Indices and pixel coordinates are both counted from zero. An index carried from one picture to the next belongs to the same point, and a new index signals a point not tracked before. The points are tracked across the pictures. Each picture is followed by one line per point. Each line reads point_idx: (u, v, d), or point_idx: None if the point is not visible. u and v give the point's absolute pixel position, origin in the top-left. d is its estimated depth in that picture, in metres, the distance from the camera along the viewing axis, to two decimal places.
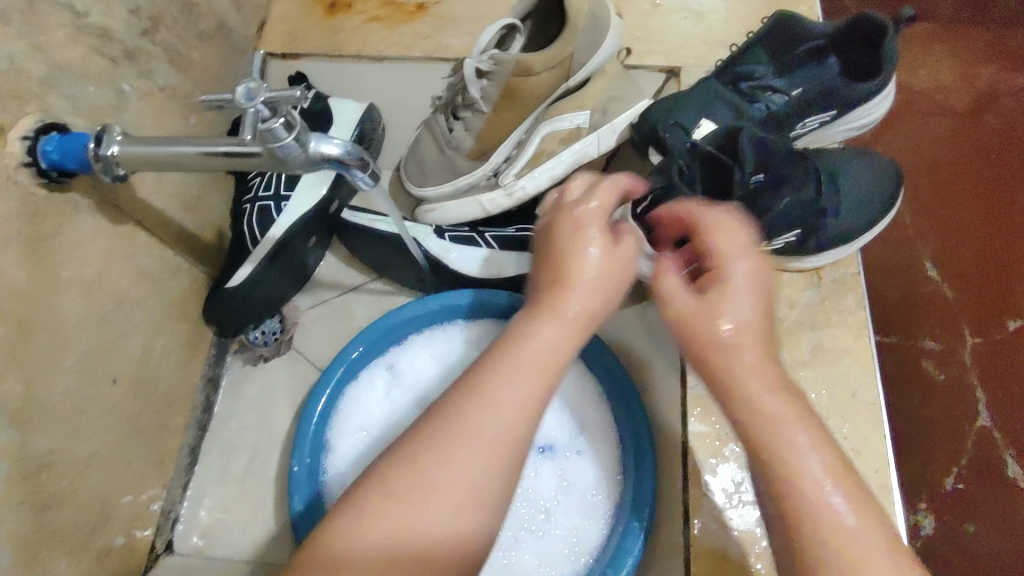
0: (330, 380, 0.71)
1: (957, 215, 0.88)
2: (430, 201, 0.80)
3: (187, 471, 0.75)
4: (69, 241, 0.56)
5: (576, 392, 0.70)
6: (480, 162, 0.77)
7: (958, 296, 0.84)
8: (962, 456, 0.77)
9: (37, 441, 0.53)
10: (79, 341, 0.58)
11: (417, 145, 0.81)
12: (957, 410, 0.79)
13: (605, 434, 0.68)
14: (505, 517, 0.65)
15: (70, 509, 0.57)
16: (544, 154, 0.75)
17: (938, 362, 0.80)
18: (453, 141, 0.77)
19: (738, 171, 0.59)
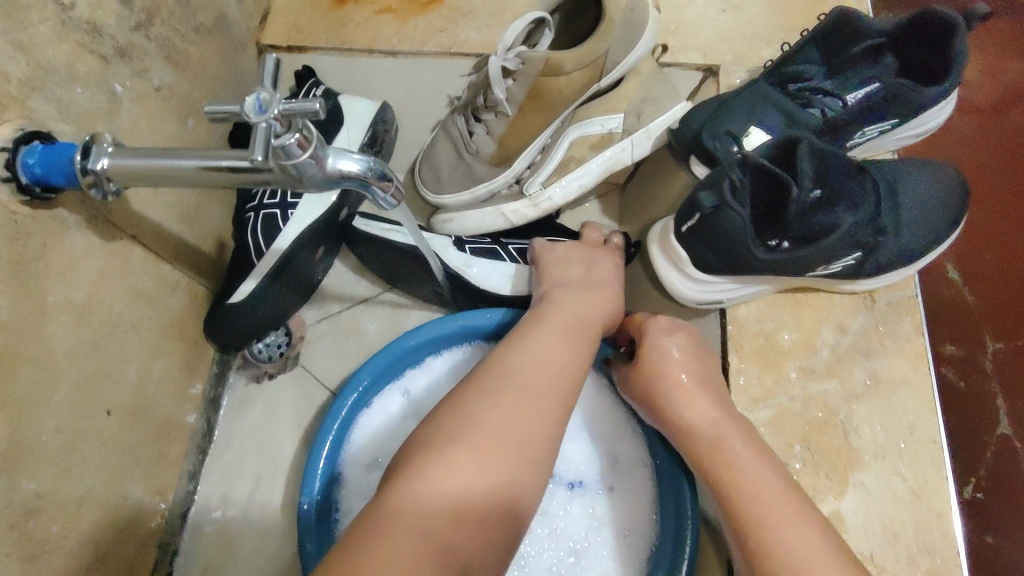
0: (342, 407, 0.65)
1: (979, 219, 0.81)
2: (446, 210, 0.73)
3: (186, 499, 0.70)
4: (57, 263, 0.50)
5: (608, 423, 0.67)
6: (502, 168, 0.71)
7: (980, 300, 0.78)
8: (982, 468, 0.72)
9: (24, 486, 0.48)
10: (69, 372, 0.52)
11: (432, 147, 0.74)
12: (978, 419, 0.73)
13: (639, 469, 0.65)
14: (530, 559, 0.62)
15: (61, 556, 0.52)
16: (571, 162, 0.70)
17: (957, 369, 0.75)
18: (473, 145, 0.70)
19: (795, 187, 0.53)
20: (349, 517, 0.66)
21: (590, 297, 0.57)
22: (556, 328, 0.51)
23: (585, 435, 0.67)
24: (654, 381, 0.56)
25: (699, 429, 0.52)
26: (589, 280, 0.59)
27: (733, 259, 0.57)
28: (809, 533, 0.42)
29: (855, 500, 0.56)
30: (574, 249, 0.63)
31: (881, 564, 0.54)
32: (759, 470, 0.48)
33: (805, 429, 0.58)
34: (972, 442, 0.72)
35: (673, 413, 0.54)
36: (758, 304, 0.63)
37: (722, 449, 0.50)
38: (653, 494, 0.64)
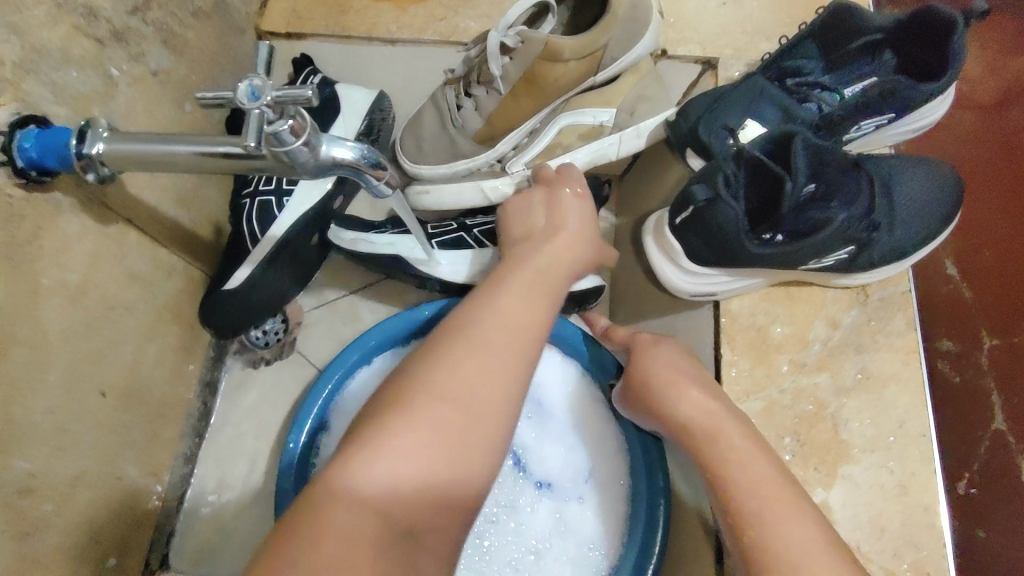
0: (342, 363, 0.67)
1: (979, 215, 0.81)
2: (422, 181, 0.73)
3: (182, 481, 0.71)
4: (51, 245, 0.50)
5: (596, 435, 0.69)
6: (485, 147, 0.71)
7: (977, 296, 0.78)
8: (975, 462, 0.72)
9: (16, 465, 0.49)
10: (62, 354, 0.53)
11: (418, 119, 0.73)
12: (973, 412, 0.74)
13: (614, 486, 0.67)
14: (491, 544, 0.64)
15: (53, 535, 0.53)
16: (559, 148, 0.70)
17: (952, 364, 0.75)
18: (460, 120, 0.70)
19: (789, 181, 0.53)
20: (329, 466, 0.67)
21: (554, 245, 0.54)
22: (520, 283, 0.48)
23: (565, 438, 0.69)
24: (657, 379, 0.57)
25: (697, 424, 0.53)
26: (555, 224, 0.56)
27: (726, 253, 0.56)
28: (806, 527, 0.43)
29: (842, 492, 0.56)
30: (537, 191, 0.60)
31: (866, 554, 0.54)
32: (754, 466, 0.48)
33: (794, 421, 0.58)
34: (964, 436, 0.73)
35: (672, 404, 0.55)
36: (751, 297, 0.63)
37: (721, 443, 0.51)
38: (619, 512, 0.66)
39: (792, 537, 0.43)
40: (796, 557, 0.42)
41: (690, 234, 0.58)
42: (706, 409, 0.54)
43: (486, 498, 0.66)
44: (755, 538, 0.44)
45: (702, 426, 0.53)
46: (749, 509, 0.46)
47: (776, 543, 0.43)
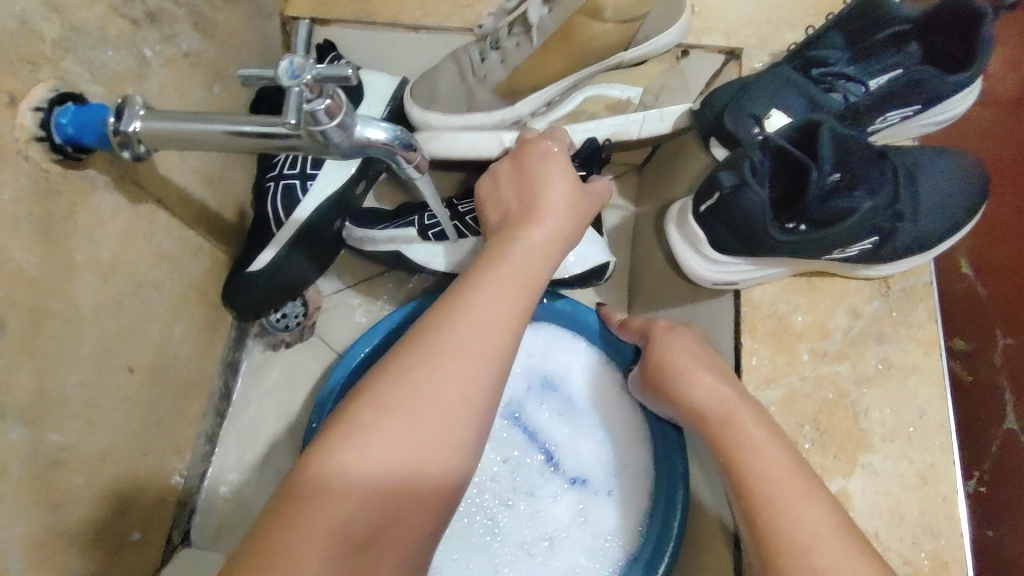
0: (361, 347, 0.70)
1: (997, 210, 0.82)
2: (428, 129, 0.72)
3: (204, 459, 0.72)
4: (85, 221, 0.51)
5: (622, 428, 0.69)
6: (504, 104, 0.72)
7: (991, 295, 0.81)
8: (985, 460, 0.78)
9: (50, 437, 0.50)
10: (94, 329, 0.53)
11: (434, 72, 0.73)
12: (990, 410, 0.79)
13: (639, 480, 0.67)
14: (497, 534, 0.65)
15: (84, 506, 0.54)
16: (582, 114, 0.71)
17: (964, 362, 0.80)
18: (482, 72, 0.71)
19: (816, 171, 0.54)
20: None
21: (528, 231, 0.47)
22: (505, 273, 0.44)
23: (593, 432, 0.69)
24: (671, 365, 0.58)
25: (711, 410, 0.54)
26: (528, 205, 0.49)
27: (751, 241, 0.56)
28: (821, 512, 0.44)
29: (862, 480, 0.56)
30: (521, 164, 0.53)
31: (885, 542, 0.54)
32: (766, 450, 0.49)
33: (815, 409, 0.58)
34: (976, 435, 0.78)
35: (688, 388, 0.56)
36: (773, 286, 0.63)
37: (734, 429, 0.51)
38: (639, 505, 0.66)
39: (803, 518, 0.43)
40: (806, 538, 0.42)
41: (714, 222, 0.58)
42: (720, 391, 0.54)
43: (496, 488, 0.67)
44: (771, 521, 0.44)
45: (717, 413, 0.53)
46: (764, 493, 0.46)
47: (787, 523, 0.43)
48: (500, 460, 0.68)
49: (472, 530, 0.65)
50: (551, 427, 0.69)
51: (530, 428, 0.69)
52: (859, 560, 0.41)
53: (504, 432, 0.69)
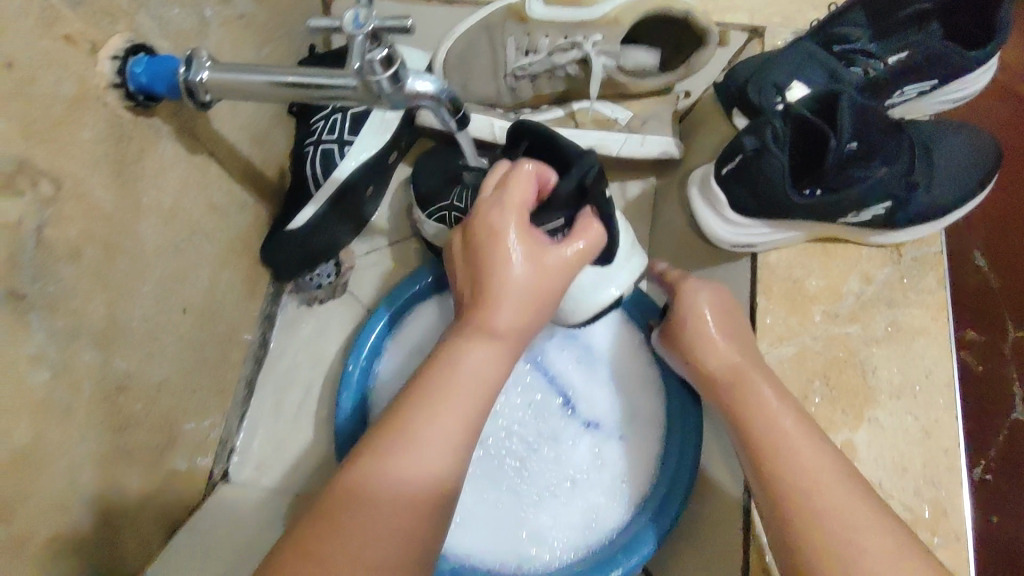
0: (385, 313, 0.75)
1: (1012, 208, 0.97)
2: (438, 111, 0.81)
3: (243, 403, 0.76)
4: (151, 166, 0.55)
5: (636, 381, 0.73)
6: (516, 97, 0.80)
7: (1004, 286, 0.95)
8: (992, 450, 0.91)
9: (116, 362, 0.54)
10: (155, 267, 0.57)
11: (470, 40, 0.76)
12: (1000, 396, 0.93)
13: (650, 426, 0.71)
14: (506, 496, 0.68)
15: (143, 431, 0.59)
16: (570, 121, 0.78)
17: (978, 352, 0.94)
18: (514, 82, 0.78)
19: (834, 139, 0.56)
20: (386, 391, 0.74)
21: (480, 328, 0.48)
22: (450, 390, 0.46)
23: (610, 382, 0.73)
24: (687, 328, 0.61)
25: (721, 373, 0.58)
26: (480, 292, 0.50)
27: (770, 204, 0.59)
28: (819, 455, 0.49)
29: (868, 433, 0.59)
30: (475, 237, 0.50)
31: (888, 490, 0.57)
32: (773, 408, 0.53)
33: (825, 366, 0.62)
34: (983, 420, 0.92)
35: (697, 345, 0.60)
36: (789, 251, 0.66)
37: (747, 389, 0.55)
38: (653, 451, 0.70)
39: (812, 475, 0.48)
40: (818, 476, 0.48)
41: (732, 185, 0.61)
42: (732, 352, 0.58)
43: (505, 453, 0.69)
44: (777, 462, 0.50)
45: (728, 375, 0.57)
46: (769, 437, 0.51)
47: (796, 480, 0.49)
48: (524, 405, 0.72)
49: (502, 471, 0.68)
50: (574, 377, 0.73)
51: (550, 374, 0.73)
52: (858, 499, 0.47)
53: (527, 376, 0.73)
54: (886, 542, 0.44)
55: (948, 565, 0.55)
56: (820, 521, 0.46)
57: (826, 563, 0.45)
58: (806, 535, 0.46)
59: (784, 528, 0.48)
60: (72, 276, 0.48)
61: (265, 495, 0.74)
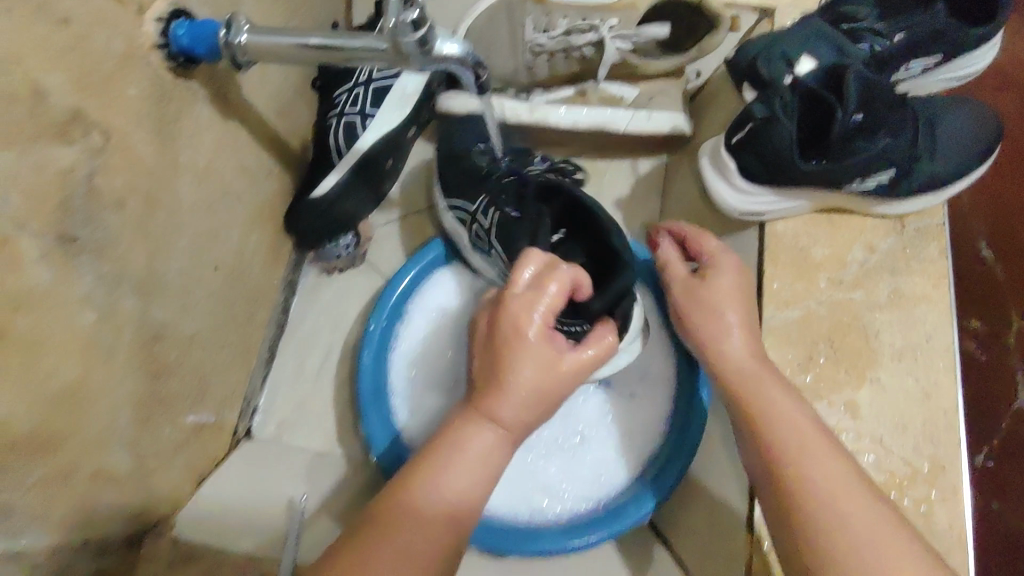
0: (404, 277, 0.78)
1: (1015, 198, 1.00)
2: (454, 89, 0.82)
3: (266, 364, 0.80)
4: (188, 126, 0.57)
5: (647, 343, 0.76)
6: (531, 76, 0.82)
7: (1008, 275, 0.98)
8: (994, 436, 0.95)
9: (154, 313, 0.57)
10: (190, 224, 0.60)
11: (491, 21, 0.78)
12: (1001, 383, 0.96)
13: (660, 385, 0.75)
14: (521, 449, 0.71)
15: (176, 380, 0.62)
16: (578, 99, 0.80)
17: (980, 341, 0.97)
18: (530, 64, 0.80)
19: (841, 112, 0.58)
20: (403, 350, 0.77)
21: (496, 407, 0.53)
22: (462, 460, 0.51)
23: None
24: (706, 310, 0.63)
25: (736, 373, 0.58)
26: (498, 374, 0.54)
27: (779, 171, 0.62)
28: (831, 459, 0.50)
29: (870, 393, 0.62)
30: (500, 327, 0.55)
31: (888, 446, 0.60)
32: (785, 407, 0.54)
33: (829, 330, 0.64)
34: (988, 409, 0.95)
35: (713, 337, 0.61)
36: (795, 221, 0.68)
37: (763, 388, 0.56)
38: (660, 415, 0.74)
39: (825, 471, 0.49)
40: (829, 474, 0.49)
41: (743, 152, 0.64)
42: (747, 353, 0.59)
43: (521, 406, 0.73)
44: (790, 459, 0.51)
45: (746, 375, 0.58)
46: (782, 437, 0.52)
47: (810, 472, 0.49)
48: None
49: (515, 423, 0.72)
50: None
51: None
52: (867, 499, 0.48)
53: None
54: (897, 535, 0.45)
55: (944, 518, 0.58)
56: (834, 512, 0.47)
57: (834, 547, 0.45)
58: (818, 524, 0.47)
59: (790, 518, 0.48)
60: (118, 224, 0.51)
61: (288, 451, 0.77)
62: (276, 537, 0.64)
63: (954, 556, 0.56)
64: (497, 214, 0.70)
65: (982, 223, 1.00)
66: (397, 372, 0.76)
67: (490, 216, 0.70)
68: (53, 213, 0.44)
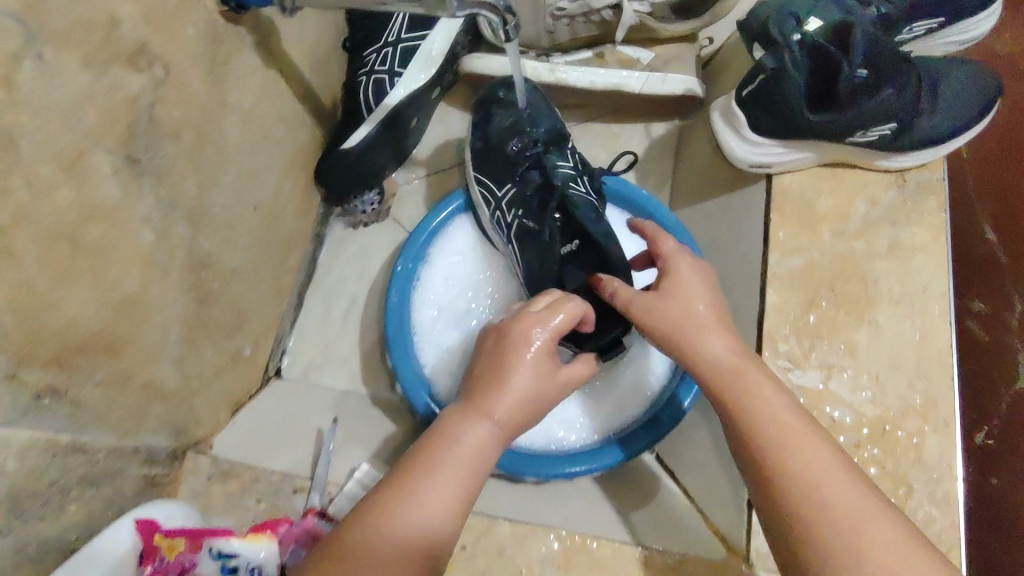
0: (426, 226, 0.82)
1: None
2: (478, 50, 0.88)
3: (294, 309, 0.85)
4: (237, 69, 0.62)
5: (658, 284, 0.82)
6: (552, 39, 0.85)
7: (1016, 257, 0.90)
8: (994, 420, 0.87)
9: (202, 243, 0.61)
10: (234, 162, 0.64)
11: None
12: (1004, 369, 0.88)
13: None
14: None
15: (217, 309, 0.66)
16: (596, 61, 0.84)
17: (981, 322, 0.89)
18: (552, 28, 0.83)
19: (847, 65, 0.62)
20: (428, 292, 0.82)
21: (490, 408, 0.52)
22: (450, 465, 0.49)
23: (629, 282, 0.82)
24: (679, 317, 0.57)
25: (714, 367, 0.54)
26: (494, 375, 0.54)
27: (786, 124, 0.66)
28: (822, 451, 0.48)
29: (867, 333, 0.65)
30: (501, 336, 0.56)
31: (885, 383, 0.64)
32: (772, 399, 0.51)
33: (831, 277, 0.67)
34: (984, 394, 0.88)
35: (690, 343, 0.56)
36: (801, 174, 0.72)
37: (747, 382, 0.53)
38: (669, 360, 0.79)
39: (815, 459, 0.48)
40: (820, 471, 0.47)
41: (755, 105, 0.68)
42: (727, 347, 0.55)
43: None
44: (777, 458, 0.48)
45: (725, 370, 0.54)
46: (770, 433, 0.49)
47: (796, 463, 0.48)
48: None
49: None
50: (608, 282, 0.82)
51: None
52: (863, 491, 0.46)
53: None
54: (883, 518, 0.45)
55: (936, 450, 0.61)
56: (821, 500, 0.46)
57: (825, 537, 0.44)
58: (805, 513, 0.46)
59: (782, 509, 0.47)
60: (174, 153, 0.55)
61: (315, 388, 0.82)
62: (306, 459, 0.69)
63: (944, 484, 0.60)
64: (519, 216, 0.74)
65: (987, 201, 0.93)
66: (423, 316, 0.80)
67: (513, 212, 0.75)
68: (122, 134, 0.48)
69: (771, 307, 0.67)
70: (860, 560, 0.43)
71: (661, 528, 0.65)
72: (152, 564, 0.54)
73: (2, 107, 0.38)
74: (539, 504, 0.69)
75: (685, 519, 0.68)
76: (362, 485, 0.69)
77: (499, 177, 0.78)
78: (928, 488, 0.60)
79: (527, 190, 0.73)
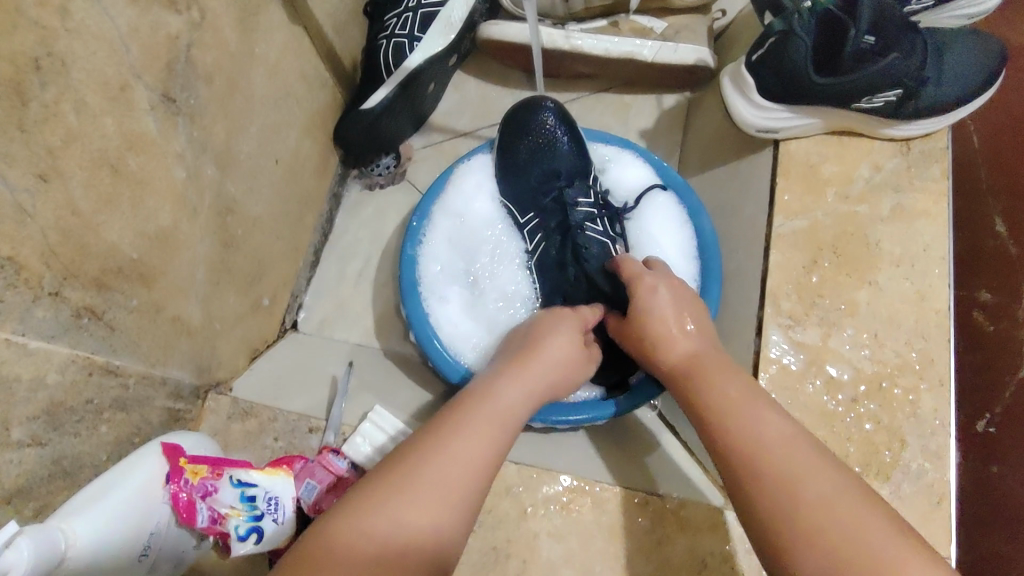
0: (443, 184, 0.85)
1: None
2: (495, 19, 0.88)
3: (311, 267, 0.89)
4: (265, 22, 0.65)
5: (666, 242, 0.82)
6: (569, 10, 0.87)
7: None
8: (998, 404, 0.80)
9: (228, 187, 0.64)
10: (259, 113, 0.67)
11: None
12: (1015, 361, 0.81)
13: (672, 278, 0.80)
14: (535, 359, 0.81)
15: (240, 254, 0.69)
16: (610, 30, 0.87)
17: (987, 312, 0.83)
18: None
19: (853, 30, 0.64)
20: (432, 248, 0.82)
21: (523, 369, 0.55)
22: (479, 420, 0.48)
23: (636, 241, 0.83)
24: (653, 334, 0.59)
25: (680, 370, 0.56)
26: (526, 351, 0.57)
27: (796, 87, 0.68)
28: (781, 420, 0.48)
29: (868, 293, 0.67)
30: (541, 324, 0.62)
31: (883, 340, 0.65)
32: (729, 390, 0.51)
33: (834, 239, 0.69)
34: (984, 387, 0.81)
35: (662, 348, 0.58)
36: (808, 141, 0.74)
37: (709, 378, 0.53)
38: None
39: (769, 433, 0.47)
40: (778, 435, 0.47)
41: (766, 68, 0.70)
42: (693, 352, 0.57)
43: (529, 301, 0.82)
44: (729, 429, 0.49)
45: (690, 370, 0.55)
46: (725, 410, 0.50)
47: (750, 434, 0.48)
48: None
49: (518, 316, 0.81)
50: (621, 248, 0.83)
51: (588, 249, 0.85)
52: (819, 458, 0.46)
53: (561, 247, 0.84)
54: (837, 480, 0.44)
55: (930, 405, 0.63)
56: (779, 468, 0.45)
57: (782, 496, 0.44)
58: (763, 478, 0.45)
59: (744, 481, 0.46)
60: (206, 96, 0.58)
61: (328, 341, 0.85)
62: (322, 403, 0.72)
63: (937, 438, 0.62)
64: (540, 247, 0.81)
65: (1001, 196, 0.86)
66: (427, 267, 0.81)
67: (535, 242, 0.82)
68: (161, 72, 0.51)
69: (774, 266, 0.69)
70: (824, 518, 0.42)
71: (662, 475, 0.67)
72: (178, 483, 0.56)
73: (59, 34, 0.41)
74: (543, 450, 0.72)
75: (682, 466, 0.70)
76: (392, 441, 0.68)
77: (521, 196, 0.84)
78: (921, 441, 0.62)
79: (549, 223, 0.80)
